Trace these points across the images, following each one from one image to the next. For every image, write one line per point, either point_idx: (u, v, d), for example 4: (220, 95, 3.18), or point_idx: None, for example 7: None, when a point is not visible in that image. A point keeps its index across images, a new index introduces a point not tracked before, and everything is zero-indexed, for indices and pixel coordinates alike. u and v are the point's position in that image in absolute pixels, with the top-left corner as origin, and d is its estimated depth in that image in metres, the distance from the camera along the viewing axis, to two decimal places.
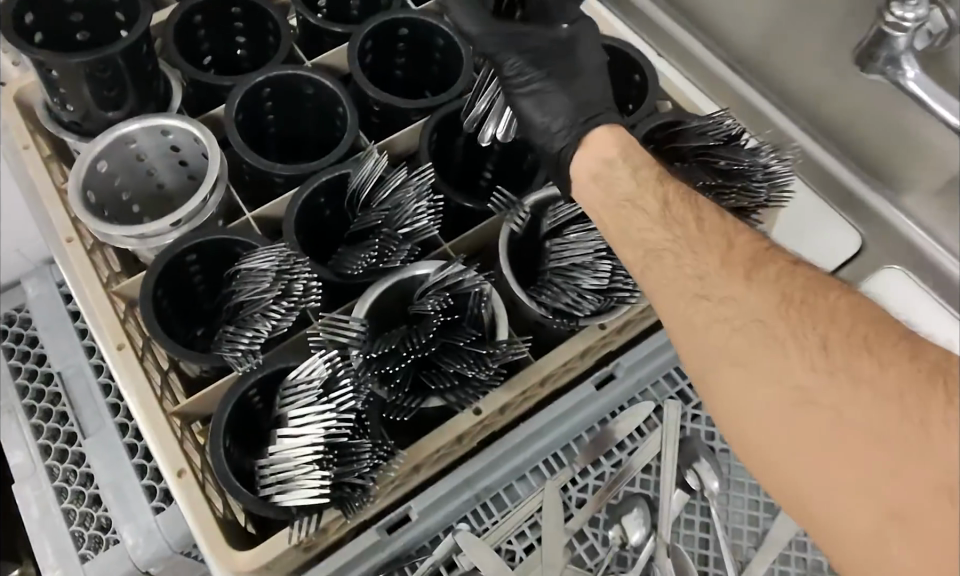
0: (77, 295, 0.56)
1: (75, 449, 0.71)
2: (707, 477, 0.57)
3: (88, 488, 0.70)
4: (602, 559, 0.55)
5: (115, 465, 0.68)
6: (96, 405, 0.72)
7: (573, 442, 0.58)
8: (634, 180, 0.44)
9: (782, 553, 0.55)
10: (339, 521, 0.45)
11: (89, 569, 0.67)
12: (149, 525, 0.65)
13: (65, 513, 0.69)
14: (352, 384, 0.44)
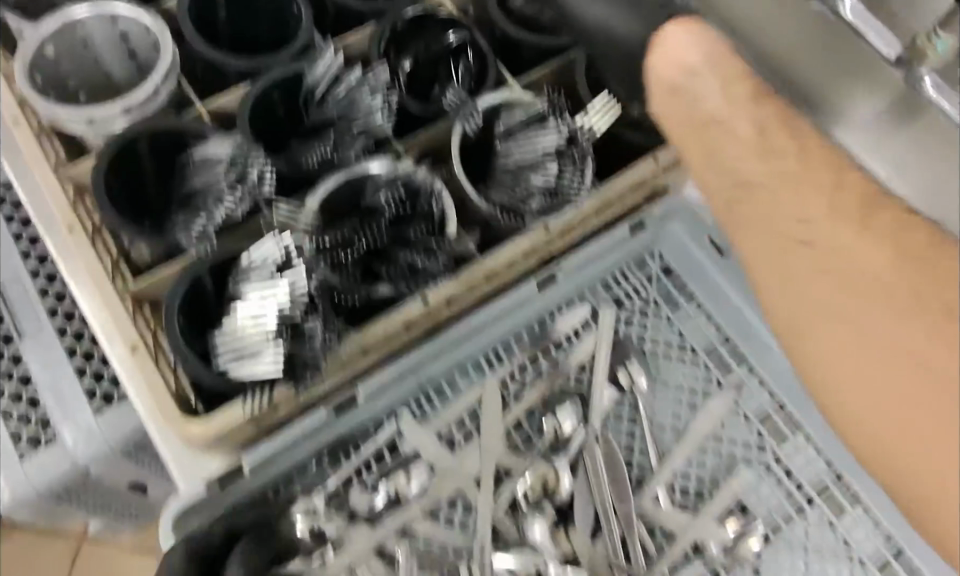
0: (23, 181, 0.55)
1: (11, 350, 0.70)
2: (637, 375, 0.61)
3: (25, 390, 0.70)
4: (536, 447, 0.58)
5: (54, 367, 0.69)
6: (33, 308, 0.72)
7: (513, 341, 0.61)
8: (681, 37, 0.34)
9: (701, 444, 0.60)
10: (289, 396, 0.47)
11: (28, 468, 0.68)
12: (89, 425, 0.67)
13: (2, 414, 0.69)
14: (307, 269, 0.47)
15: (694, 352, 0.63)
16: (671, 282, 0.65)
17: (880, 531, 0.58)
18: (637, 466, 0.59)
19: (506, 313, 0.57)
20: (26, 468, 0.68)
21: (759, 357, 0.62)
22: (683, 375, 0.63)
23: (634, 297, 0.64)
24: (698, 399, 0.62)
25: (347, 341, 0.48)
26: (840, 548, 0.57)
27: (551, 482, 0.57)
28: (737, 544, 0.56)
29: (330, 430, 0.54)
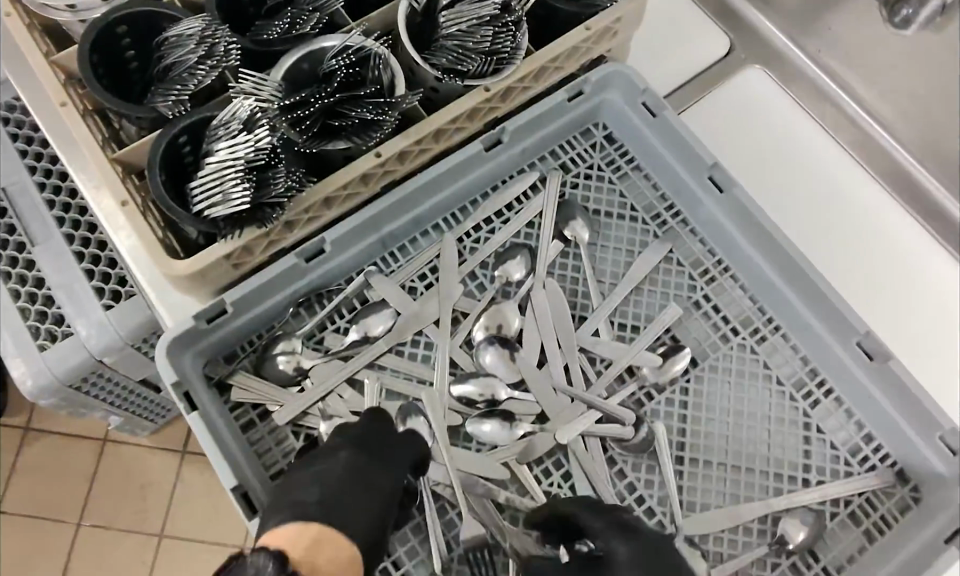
0: (20, 77, 0.62)
1: (23, 257, 0.75)
2: (580, 230, 0.68)
3: (41, 290, 0.75)
4: (488, 292, 0.66)
5: (66, 269, 0.73)
6: (40, 215, 0.75)
7: (469, 205, 0.68)
8: None
9: (637, 286, 0.67)
10: (262, 238, 0.55)
11: (48, 359, 0.72)
12: (100, 319, 0.71)
13: (20, 311, 0.73)
14: (268, 123, 0.53)
15: (633, 211, 0.70)
16: (614, 150, 0.71)
17: (798, 356, 0.66)
18: (580, 307, 0.67)
19: (459, 174, 0.65)
20: (45, 361, 0.73)
21: (691, 210, 0.69)
22: (622, 229, 0.69)
23: (579, 164, 0.71)
24: (637, 249, 0.69)
25: (309, 187, 0.54)
26: (759, 370, 0.65)
27: (502, 322, 0.65)
28: (665, 367, 0.64)
29: (301, 277, 0.61)
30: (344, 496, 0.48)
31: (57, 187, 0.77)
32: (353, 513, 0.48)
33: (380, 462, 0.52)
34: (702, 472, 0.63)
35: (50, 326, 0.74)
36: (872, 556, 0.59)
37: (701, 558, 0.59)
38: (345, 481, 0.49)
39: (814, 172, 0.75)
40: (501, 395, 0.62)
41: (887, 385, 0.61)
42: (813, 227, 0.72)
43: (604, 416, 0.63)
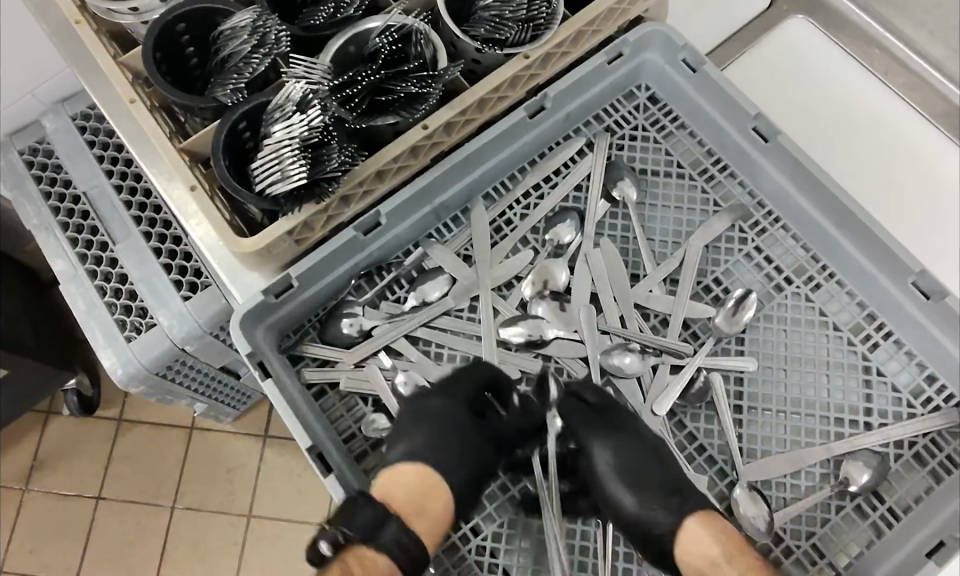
0: (92, 81, 0.66)
1: (107, 256, 0.78)
2: (628, 190, 0.69)
3: (125, 285, 0.78)
4: (540, 255, 0.68)
5: (146, 264, 0.76)
6: (120, 215, 0.79)
7: (518, 173, 0.70)
8: None
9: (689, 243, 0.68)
10: (321, 213, 0.58)
11: (135, 347, 0.75)
12: (180, 309, 0.74)
13: (108, 305, 0.77)
14: (320, 103, 0.55)
15: (680, 168, 0.71)
16: (659, 110, 0.72)
17: (854, 302, 0.66)
18: (632, 266, 0.68)
19: (505, 143, 0.67)
20: (131, 350, 0.75)
21: (739, 164, 0.69)
22: (671, 187, 0.71)
23: (623, 125, 0.72)
24: (695, 206, 0.70)
25: (362, 161, 0.57)
26: (815, 316, 0.66)
27: (550, 278, 0.67)
28: (736, 316, 0.65)
29: (362, 250, 0.64)
30: (432, 424, 0.61)
31: (133, 189, 0.80)
32: (466, 448, 0.61)
33: (445, 393, 0.62)
34: (762, 419, 0.64)
35: (135, 319, 0.76)
36: (937, 496, 0.59)
37: (762, 502, 0.59)
38: (428, 412, 0.61)
39: (852, 109, 0.74)
40: (548, 335, 0.65)
41: (941, 320, 0.61)
42: (858, 172, 0.71)
43: (660, 351, 0.64)
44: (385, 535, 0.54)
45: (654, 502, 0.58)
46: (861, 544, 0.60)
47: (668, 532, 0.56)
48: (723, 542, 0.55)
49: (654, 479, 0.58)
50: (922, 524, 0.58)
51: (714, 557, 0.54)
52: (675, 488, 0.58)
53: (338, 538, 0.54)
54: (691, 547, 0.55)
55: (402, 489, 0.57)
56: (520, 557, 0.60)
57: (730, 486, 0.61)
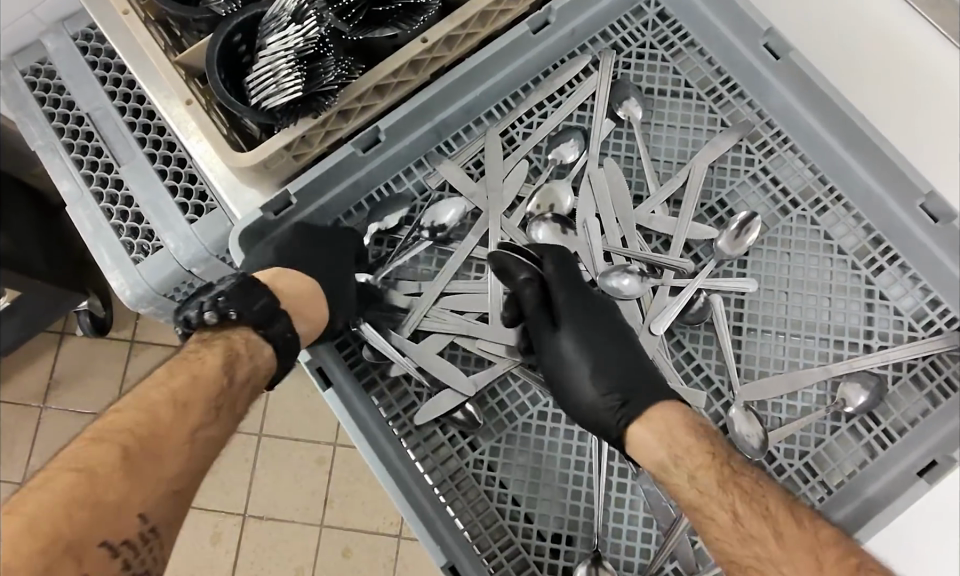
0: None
1: (112, 177, 0.76)
2: (634, 109, 0.68)
3: (131, 207, 0.75)
4: (543, 175, 0.67)
5: (151, 186, 0.74)
6: (124, 137, 0.76)
7: (520, 92, 0.69)
8: (693, 486, 0.52)
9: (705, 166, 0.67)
10: (320, 127, 0.57)
11: (144, 268, 0.72)
12: (186, 232, 0.72)
13: (115, 228, 0.74)
14: (316, 13, 0.53)
15: (688, 87, 0.69)
16: (667, 27, 0.70)
17: (860, 225, 0.65)
18: (636, 187, 0.68)
19: (508, 60, 0.66)
20: (140, 273, 0.72)
21: (748, 83, 0.68)
22: (678, 108, 0.69)
23: (631, 43, 0.70)
24: (702, 127, 0.69)
25: (360, 74, 0.56)
26: (820, 240, 0.65)
27: (555, 202, 0.66)
28: (738, 239, 0.64)
29: (362, 167, 0.64)
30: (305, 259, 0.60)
31: (136, 110, 0.77)
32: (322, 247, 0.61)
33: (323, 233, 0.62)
34: (760, 341, 0.64)
35: (142, 240, 0.74)
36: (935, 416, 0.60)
37: (757, 421, 0.60)
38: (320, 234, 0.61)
39: (821, 52, 0.61)
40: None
41: (948, 242, 0.60)
42: (875, 87, 0.58)
43: (662, 267, 0.64)
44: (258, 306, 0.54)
45: (599, 388, 0.58)
46: (853, 463, 0.60)
47: (615, 420, 0.57)
48: (673, 428, 0.54)
49: (610, 361, 0.59)
50: (916, 445, 0.59)
51: (664, 459, 0.53)
52: (622, 374, 0.58)
53: (224, 310, 0.52)
54: (643, 449, 0.54)
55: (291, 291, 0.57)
56: (517, 471, 0.61)
57: (726, 406, 0.62)
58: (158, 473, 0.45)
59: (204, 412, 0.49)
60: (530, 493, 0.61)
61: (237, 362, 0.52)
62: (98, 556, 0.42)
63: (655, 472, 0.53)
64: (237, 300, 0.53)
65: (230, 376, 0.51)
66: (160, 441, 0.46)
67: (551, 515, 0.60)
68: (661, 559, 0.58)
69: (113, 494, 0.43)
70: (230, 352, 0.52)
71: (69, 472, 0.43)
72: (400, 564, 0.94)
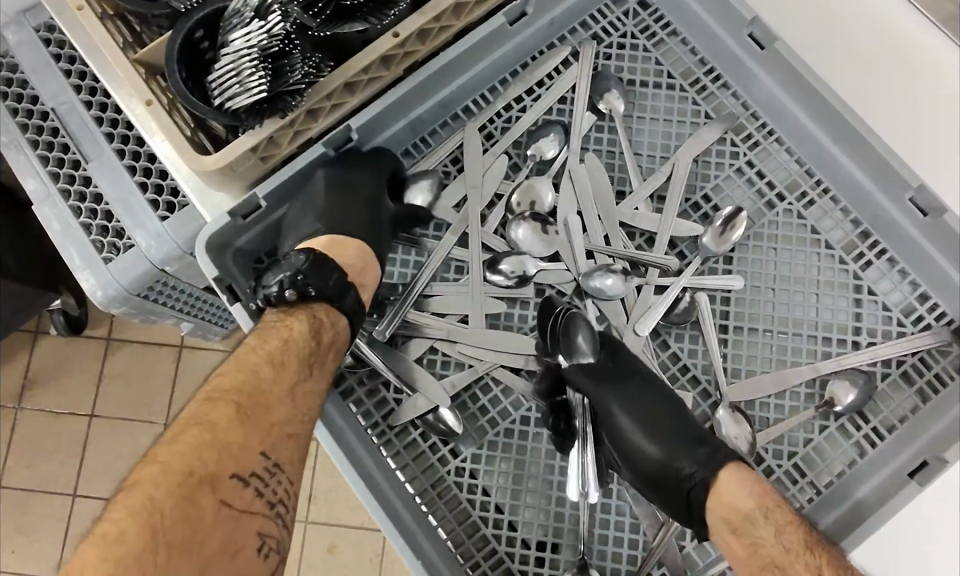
0: None
1: (80, 173, 0.66)
2: (615, 102, 0.66)
3: (98, 205, 0.66)
4: (522, 171, 0.65)
5: (119, 181, 0.65)
6: (88, 127, 0.67)
7: (499, 86, 0.67)
8: (778, 541, 0.49)
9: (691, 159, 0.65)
10: (288, 128, 0.55)
11: (113, 270, 0.64)
12: (157, 229, 0.63)
13: (83, 227, 0.65)
14: (280, 8, 0.51)
15: (670, 78, 0.67)
16: (649, 16, 0.68)
17: (848, 219, 0.64)
18: (618, 182, 0.66)
19: (485, 52, 0.63)
20: (110, 273, 0.64)
21: (733, 74, 0.66)
22: (660, 99, 0.67)
23: (611, 33, 0.68)
24: (688, 119, 0.67)
25: (329, 71, 0.53)
26: (807, 235, 0.64)
27: (536, 198, 0.64)
28: (724, 235, 0.62)
29: None
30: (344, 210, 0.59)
31: (103, 103, 0.68)
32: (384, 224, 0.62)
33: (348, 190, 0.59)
34: (748, 339, 0.62)
35: (113, 239, 0.65)
36: (926, 413, 0.59)
37: (745, 422, 0.59)
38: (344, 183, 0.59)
39: (824, 53, 0.58)
40: (531, 271, 0.62)
41: (938, 236, 0.58)
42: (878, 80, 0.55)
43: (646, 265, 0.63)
44: (347, 301, 0.55)
45: (675, 455, 0.54)
46: (842, 463, 0.59)
47: (699, 483, 0.52)
48: (756, 488, 0.51)
49: (675, 429, 0.55)
50: (906, 444, 0.58)
51: (750, 512, 0.49)
52: (689, 437, 0.54)
53: (303, 287, 0.53)
54: (725, 493, 0.51)
55: (351, 259, 0.58)
56: (500, 479, 0.59)
57: (713, 407, 0.61)
58: (270, 420, 0.48)
59: (300, 370, 0.50)
60: (513, 500, 0.59)
61: (320, 328, 0.53)
62: (232, 486, 0.44)
63: (734, 521, 0.50)
64: (313, 276, 0.53)
65: (316, 339, 0.52)
66: (258, 403, 0.48)
67: (535, 523, 0.59)
68: (648, 566, 0.57)
69: (235, 437, 0.45)
70: (316, 318, 0.53)
71: (190, 427, 0.45)
72: (386, 560, 0.92)
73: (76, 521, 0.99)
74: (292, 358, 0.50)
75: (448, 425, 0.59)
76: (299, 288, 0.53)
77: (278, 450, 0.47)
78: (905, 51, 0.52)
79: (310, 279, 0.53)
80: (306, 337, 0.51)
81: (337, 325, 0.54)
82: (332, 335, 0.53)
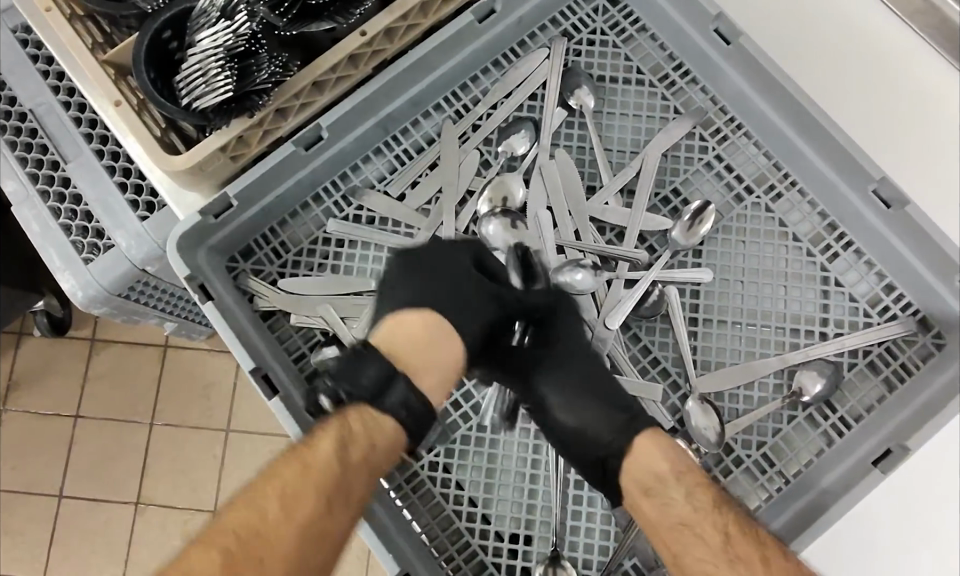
0: None
1: (60, 174, 0.62)
2: (585, 98, 0.66)
3: (79, 206, 0.61)
4: (493, 168, 0.66)
5: (98, 180, 0.60)
6: (66, 124, 0.62)
7: (471, 84, 0.68)
8: (687, 503, 0.52)
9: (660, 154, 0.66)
10: (257, 127, 0.55)
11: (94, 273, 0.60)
12: (137, 229, 0.59)
13: (63, 229, 0.61)
14: (247, 8, 0.51)
15: (640, 74, 0.68)
16: (618, 12, 0.69)
17: (815, 211, 0.65)
18: (589, 178, 0.67)
19: (454, 50, 0.64)
20: (90, 274, 0.60)
21: (701, 69, 0.67)
22: (630, 95, 0.68)
23: (581, 30, 0.69)
24: (657, 115, 0.67)
25: (296, 71, 0.54)
26: (774, 227, 0.65)
27: (508, 194, 0.64)
28: (693, 230, 0.63)
29: (304, 166, 0.62)
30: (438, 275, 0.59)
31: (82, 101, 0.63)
32: (470, 299, 0.59)
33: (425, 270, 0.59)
34: (717, 331, 0.63)
35: (93, 240, 0.60)
36: (892, 401, 0.59)
37: (714, 414, 0.59)
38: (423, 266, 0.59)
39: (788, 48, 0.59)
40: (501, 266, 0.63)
41: (901, 228, 0.59)
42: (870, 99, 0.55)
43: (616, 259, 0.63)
44: (393, 396, 0.53)
45: (595, 423, 0.57)
46: (811, 453, 0.60)
47: (615, 454, 0.55)
48: (671, 459, 0.54)
49: (594, 397, 0.58)
50: (871, 432, 0.59)
51: (662, 475, 0.53)
52: (601, 404, 0.57)
53: (336, 392, 0.53)
54: (637, 465, 0.54)
55: (406, 337, 0.57)
56: (473, 473, 0.60)
57: (683, 399, 0.61)
58: (321, 528, 0.49)
59: (314, 503, 0.49)
60: (486, 493, 0.60)
61: (351, 440, 0.51)
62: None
63: (646, 482, 0.54)
64: (348, 372, 0.53)
65: (346, 455, 0.51)
66: (312, 490, 0.50)
67: (508, 515, 0.59)
68: (619, 556, 0.57)
69: (292, 537, 0.48)
70: (343, 431, 0.51)
71: (194, 554, 0.47)
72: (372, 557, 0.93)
73: (60, 523, 0.97)
74: (367, 444, 0.52)
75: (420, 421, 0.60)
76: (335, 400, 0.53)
77: (309, 559, 0.48)
78: (872, 45, 0.53)
79: (341, 383, 0.53)
80: (336, 461, 0.50)
81: (379, 437, 0.53)
82: (366, 453, 0.52)
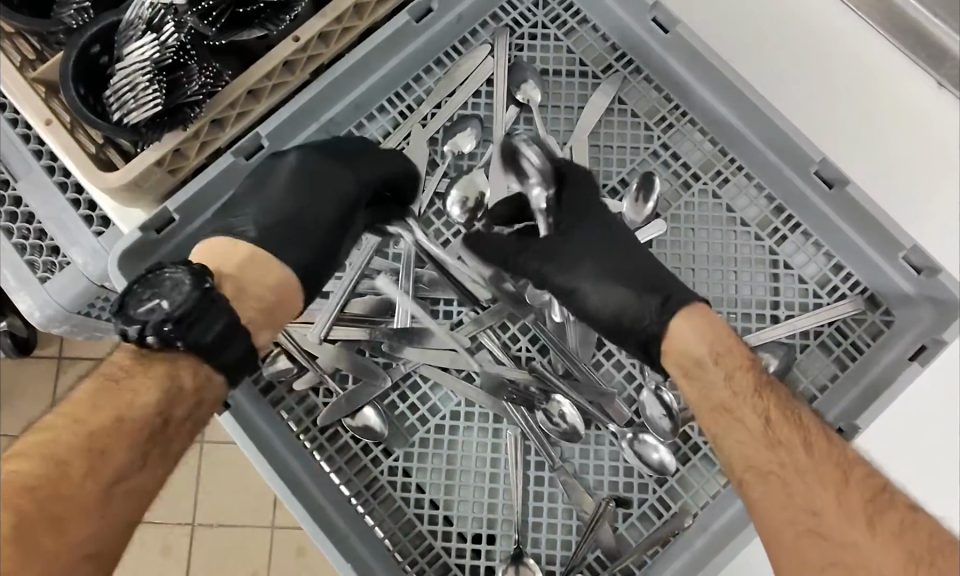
0: None
1: (10, 194, 0.60)
2: (532, 91, 0.66)
3: (32, 224, 0.60)
4: (441, 168, 0.66)
5: (50, 197, 0.59)
6: (11, 143, 0.60)
7: (414, 84, 0.67)
8: (726, 383, 0.51)
9: (606, 145, 0.66)
10: (193, 139, 0.55)
11: (56, 290, 0.58)
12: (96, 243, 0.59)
13: (18, 248, 0.59)
14: (174, 20, 0.50)
15: (583, 66, 0.68)
16: (558, 5, 0.68)
17: (762, 195, 0.65)
18: None
19: (392, 51, 0.63)
20: (49, 292, 0.58)
21: (646, 61, 0.67)
22: (573, 86, 0.68)
23: (522, 24, 0.68)
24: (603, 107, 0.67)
25: (227, 82, 0.53)
26: (723, 214, 0.65)
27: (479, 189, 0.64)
28: (639, 205, 0.64)
29: None
30: (310, 197, 0.57)
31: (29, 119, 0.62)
32: (308, 221, 0.57)
33: (345, 163, 0.58)
34: None
35: (49, 257, 0.59)
36: (846, 380, 0.60)
37: (669, 402, 0.60)
38: (314, 183, 0.58)
39: (764, 58, 0.58)
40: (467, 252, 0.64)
41: (844, 208, 0.60)
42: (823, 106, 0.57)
43: None
44: (230, 353, 0.48)
45: (638, 293, 0.54)
46: None
47: (655, 329, 0.53)
48: (715, 338, 0.51)
49: (629, 273, 0.56)
50: (824, 414, 0.59)
51: (701, 357, 0.51)
52: (642, 277, 0.55)
53: (170, 338, 0.45)
54: (677, 341, 0.52)
55: (266, 288, 0.53)
56: (432, 474, 0.60)
57: (638, 389, 0.62)
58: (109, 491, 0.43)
59: (133, 439, 0.44)
60: (446, 495, 0.60)
61: (174, 391, 0.46)
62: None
63: (687, 365, 0.51)
64: (194, 322, 0.46)
65: (168, 393, 0.45)
66: (66, 489, 0.42)
67: (469, 516, 0.59)
68: (583, 550, 0.57)
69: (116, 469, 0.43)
70: (168, 381, 0.46)
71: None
72: None
73: None
74: (133, 406, 0.45)
75: (376, 426, 0.60)
76: (166, 336, 0.45)
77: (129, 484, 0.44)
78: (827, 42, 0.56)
79: (177, 330, 0.45)
80: (164, 390, 0.45)
81: (203, 391, 0.48)
82: (171, 408, 0.46)
